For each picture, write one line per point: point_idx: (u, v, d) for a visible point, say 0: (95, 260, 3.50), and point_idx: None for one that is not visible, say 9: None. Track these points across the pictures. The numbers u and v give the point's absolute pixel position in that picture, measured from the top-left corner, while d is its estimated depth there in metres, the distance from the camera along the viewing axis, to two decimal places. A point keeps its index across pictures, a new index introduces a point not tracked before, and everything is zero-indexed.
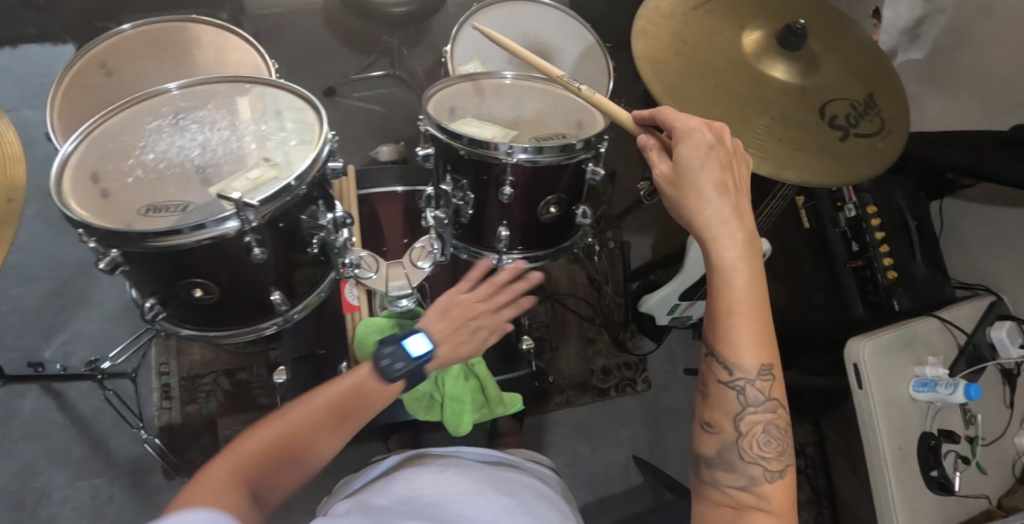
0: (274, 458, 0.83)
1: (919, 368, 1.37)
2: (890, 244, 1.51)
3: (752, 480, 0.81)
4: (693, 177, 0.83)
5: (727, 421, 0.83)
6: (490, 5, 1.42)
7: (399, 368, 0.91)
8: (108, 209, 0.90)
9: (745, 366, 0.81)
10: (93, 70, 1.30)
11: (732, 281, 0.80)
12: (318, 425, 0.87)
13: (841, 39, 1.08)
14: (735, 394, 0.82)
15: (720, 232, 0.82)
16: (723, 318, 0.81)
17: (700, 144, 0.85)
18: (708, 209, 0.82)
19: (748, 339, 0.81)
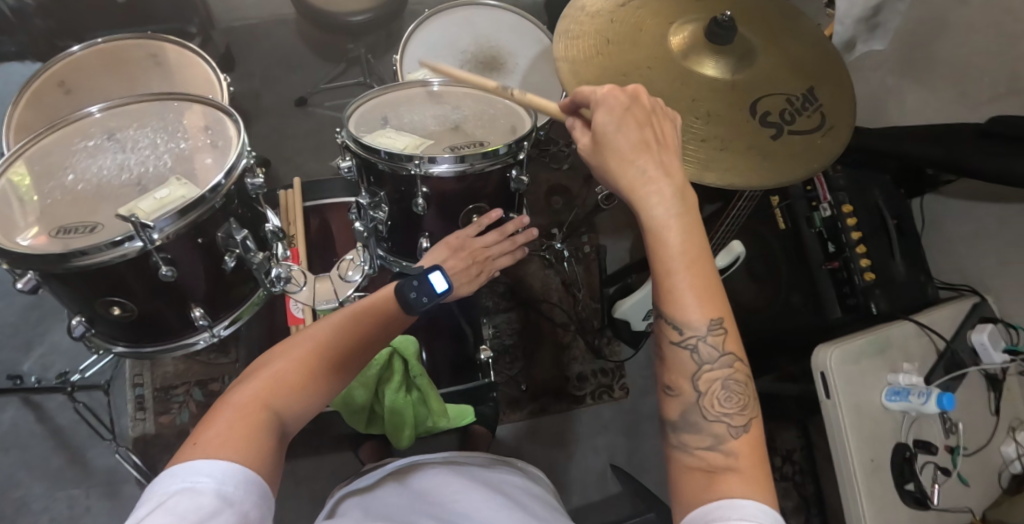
0: (312, 372, 0.82)
1: (892, 376, 1.31)
2: (867, 245, 1.44)
3: (717, 439, 0.73)
4: (607, 140, 0.75)
5: (686, 381, 0.75)
6: (440, 13, 1.42)
7: (424, 302, 1.00)
8: (26, 233, 0.91)
9: (694, 322, 0.73)
10: (51, 88, 1.32)
11: (665, 242, 0.72)
12: (341, 342, 0.88)
13: (781, 30, 1.04)
14: (687, 354, 0.73)
15: (643, 192, 0.74)
16: (662, 279, 0.73)
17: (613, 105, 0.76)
18: (629, 171, 0.74)
19: (691, 295, 0.73)
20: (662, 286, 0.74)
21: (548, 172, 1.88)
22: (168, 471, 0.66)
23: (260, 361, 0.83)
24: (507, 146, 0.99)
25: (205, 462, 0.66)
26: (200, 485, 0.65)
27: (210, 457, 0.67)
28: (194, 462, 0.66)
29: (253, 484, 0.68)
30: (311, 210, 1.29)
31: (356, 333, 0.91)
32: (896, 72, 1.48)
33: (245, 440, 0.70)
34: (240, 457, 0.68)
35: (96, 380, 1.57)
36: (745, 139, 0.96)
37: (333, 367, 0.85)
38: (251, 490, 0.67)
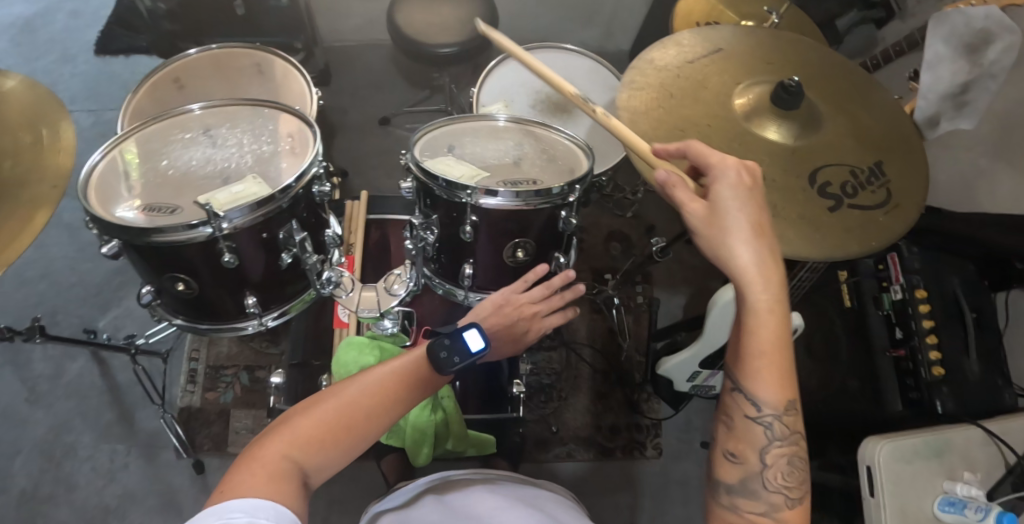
0: (333, 435, 0.81)
1: (950, 483, 1.19)
2: (939, 335, 1.33)
3: (772, 507, 0.74)
4: (729, 217, 0.75)
5: (753, 452, 0.74)
6: (520, 53, 1.48)
7: (456, 362, 0.93)
8: (117, 208, 0.98)
9: (773, 401, 0.73)
10: (165, 81, 1.45)
11: (762, 326, 0.72)
12: (369, 406, 0.86)
13: (855, 102, 1.02)
14: (763, 431, 0.73)
15: (754, 277, 0.73)
16: (756, 354, 0.73)
17: (734, 185, 0.77)
18: (740, 253, 0.74)
19: (773, 373, 0.73)
20: (745, 360, 0.74)
21: (611, 218, 1.88)
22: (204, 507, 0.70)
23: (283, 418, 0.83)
24: (560, 187, 0.99)
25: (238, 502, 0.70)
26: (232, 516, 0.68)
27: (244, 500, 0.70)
28: (228, 505, 0.69)
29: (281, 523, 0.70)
30: (373, 222, 1.32)
31: (394, 394, 0.88)
32: (992, 154, 1.39)
33: (278, 485, 0.73)
34: (275, 498, 0.72)
35: (158, 348, 1.67)
36: (799, 208, 0.92)
37: (369, 423, 0.85)
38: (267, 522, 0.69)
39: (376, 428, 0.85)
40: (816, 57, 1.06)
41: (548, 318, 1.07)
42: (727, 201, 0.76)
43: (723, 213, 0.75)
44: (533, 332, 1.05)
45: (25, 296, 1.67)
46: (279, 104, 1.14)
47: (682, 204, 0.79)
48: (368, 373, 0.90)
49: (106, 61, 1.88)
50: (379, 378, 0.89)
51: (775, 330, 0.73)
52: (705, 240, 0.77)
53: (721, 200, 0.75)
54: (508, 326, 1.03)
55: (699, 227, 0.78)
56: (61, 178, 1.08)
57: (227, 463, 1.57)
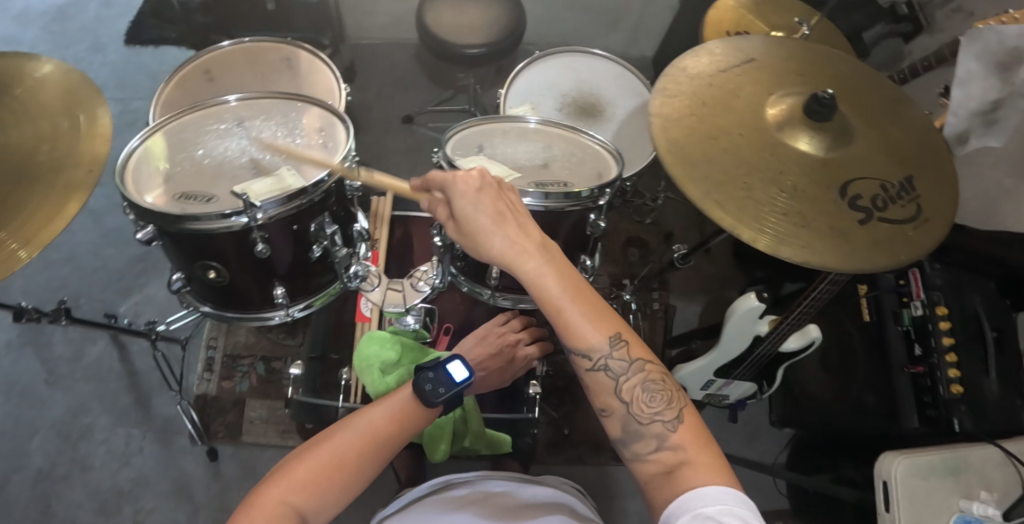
0: (329, 480, 0.89)
1: (966, 502, 1.18)
2: (958, 354, 1.33)
3: (659, 438, 0.78)
4: (473, 224, 0.85)
5: (613, 398, 0.82)
6: (547, 56, 1.49)
7: (440, 393, 0.99)
8: (154, 194, 1.00)
9: (596, 345, 0.81)
10: (196, 73, 1.47)
11: (542, 293, 0.81)
12: (357, 448, 0.93)
13: (886, 116, 1.02)
14: (602, 376, 0.81)
15: (512, 256, 0.82)
16: (555, 317, 0.81)
17: (470, 190, 0.86)
18: (494, 246, 0.84)
19: (585, 323, 0.81)
20: (560, 326, 0.82)
21: (629, 223, 1.88)
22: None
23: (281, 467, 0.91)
24: (589, 190, 1.00)
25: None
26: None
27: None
28: None
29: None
30: (397, 219, 1.34)
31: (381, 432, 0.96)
32: None
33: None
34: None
35: (177, 335, 1.68)
36: (830, 219, 0.92)
37: (364, 462, 0.93)
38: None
39: (369, 466, 0.94)
40: (848, 70, 1.07)
41: (529, 346, 1.23)
42: (465, 206, 0.86)
43: (466, 220, 0.85)
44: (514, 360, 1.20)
45: (49, 279, 1.69)
46: (313, 99, 1.15)
47: (442, 220, 0.90)
48: (355, 419, 0.97)
49: (136, 51, 1.90)
50: (369, 421, 0.97)
51: (559, 287, 0.81)
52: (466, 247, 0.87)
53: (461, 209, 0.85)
54: (492, 356, 1.19)
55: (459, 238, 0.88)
56: (96, 163, 1.09)
57: (239, 452, 1.58)
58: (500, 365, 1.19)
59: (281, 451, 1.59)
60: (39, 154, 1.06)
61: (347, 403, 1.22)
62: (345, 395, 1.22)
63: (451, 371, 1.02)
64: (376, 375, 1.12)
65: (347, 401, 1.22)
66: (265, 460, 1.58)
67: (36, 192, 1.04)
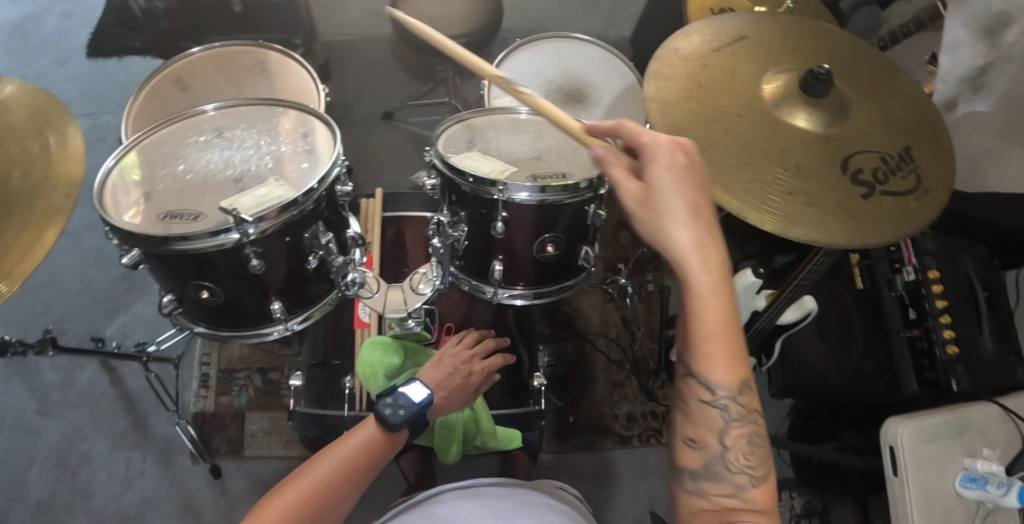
0: (298, 512, 0.89)
1: (970, 460, 1.21)
2: (952, 315, 1.36)
3: (738, 489, 0.74)
4: (662, 202, 0.76)
5: (711, 434, 0.76)
6: (529, 44, 1.46)
7: (400, 414, 1.02)
8: (134, 214, 0.96)
9: (727, 382, 0.75)
10: (168, 82, 1.41)
11: (704, 302, 0.74)
12: (329, 477, 0.94)
13: (878, 87, 1.02)
14: (717, 412, 0.75)
15: (691, 256, 0.75)
16: (700, 336, 0.75)
17: (669, 165, 0.78)
18: (675, 236, 0.75)
19: (720, 354, 0.75)
20: (697, 342, 0.75)
21: (619, 206, 1.87)
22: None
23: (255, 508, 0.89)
24: (588, 181, 0.98)
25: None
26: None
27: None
28: None
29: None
30: (389, 220, 1.30)
31: (351, 464, 0.97)
32: None
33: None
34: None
35: (168, 353, 1.64)
36: (833, 196, 0.92)
37: (336, 496, 0.93)
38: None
39: (342, 496, 0.94)
40: (838, 42, 1.06)
41: (485, 360, 1.19)
42: (661, 184, 0.77)
43: (658, 197, 0.76)
44: (474, 376, 1.15)
45: (30, 306, 1.64)
46: (292, 103, 1.11)
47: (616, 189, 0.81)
48: (332, 451, 0.98)
49: (99, 62, 1.84)
50: (344, 451, 0.98)
51: (719, 309, 0.74)
52: (640, 224, 0.78)
53: (656, 180, 0.76)
54: (450, 375, 1.13)
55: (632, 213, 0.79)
56: (73, 186, 1.05)
57: (245, 466, 1.56)
58: (459, 382, 1.14)
59: (287, 462, 1.57)
60: (11, 182, 1.01)
61: (353, 412, 1.23)
62: (350, 403, 1.23)
63: (409, 393, 1.05)
64: (382, 379, 1.14)
65: (353, 410, 1.22)
66: (271, 472, 1.56)
67: (12, 222, 0.99)
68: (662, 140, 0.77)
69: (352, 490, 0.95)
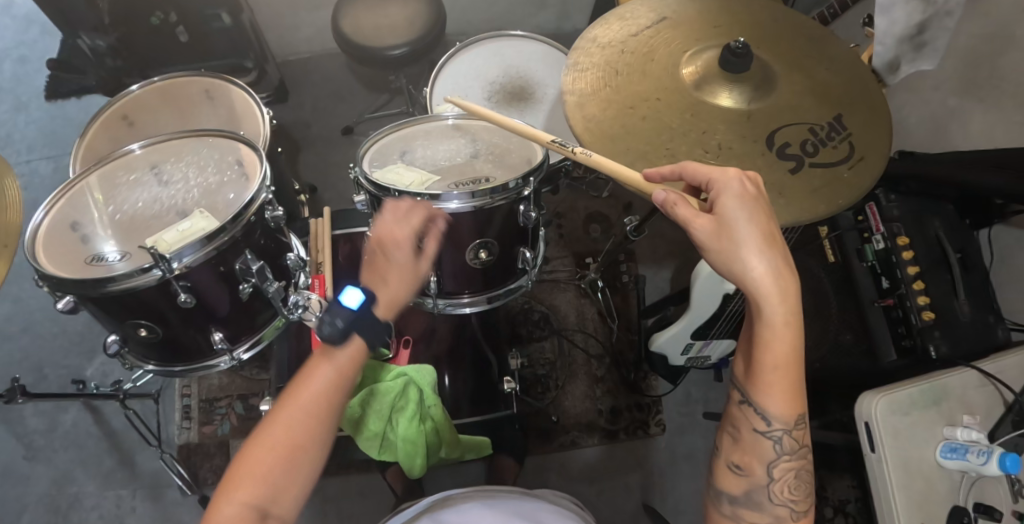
0: (278, 465, 0.75)
1: (950, 429, 1.14)
2: (925, 280, 1.32)
3: (775, 520, 0.77)
4: (739, 230, 0.73)
5: (759, 464, 0.78)
6: (470, 46, 1.45)
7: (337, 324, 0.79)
8: (66, 262, 0.98)
9: (783, 417, 0.75)
10: (115, 121, 1.41)
11: (777, 341, 0.72)
12: (298, 425, 0.77)
13: (806, 57, 1.00)
14: (770, 445, 0.76)
15: (767, 290, 0.72)
16: (766, 371, 0.74)
17: (742, 196, 0.74)
18: (748, 268, 0.72)
19: (784, 391, 0.74)
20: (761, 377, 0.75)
21: (587, 200, 1.85)
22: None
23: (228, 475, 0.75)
24: (515, 181, 0.96)
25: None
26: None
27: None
28: None
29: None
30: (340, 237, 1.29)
31: (323, 400, 0.78)
32: (960, 92, 1.35)
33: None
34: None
35: (149, 388, 1.65)
36: (761, 174, 0.91)
37: (321, 430, 0.77)
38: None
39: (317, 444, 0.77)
40: (762, 16, 1.05)
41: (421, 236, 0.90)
42: (737, 214, 0.73)
43: (734, 229, 0.73)
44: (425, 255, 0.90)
45: (10, 352, 1.66)
46: (218, 132, 1.12)
47: (686, 218, 0.76)
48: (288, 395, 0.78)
49: (60, 106, 1.86)
50: (303, 395, 0.78)
51: (787, 346, 0.73)
52: (713, 255, 0.74)
53: (729, 211, 0.72)
54: (378, 257, 0.86)
55: (703, 243, 0.75)
56: (10, 238, 1.05)
57: None
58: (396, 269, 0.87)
59: None
60: None
61: None
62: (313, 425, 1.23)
63: (344, 301, 0.82)
64: None
65: None
66: None
67: None
68: (730, 174, 0.74)
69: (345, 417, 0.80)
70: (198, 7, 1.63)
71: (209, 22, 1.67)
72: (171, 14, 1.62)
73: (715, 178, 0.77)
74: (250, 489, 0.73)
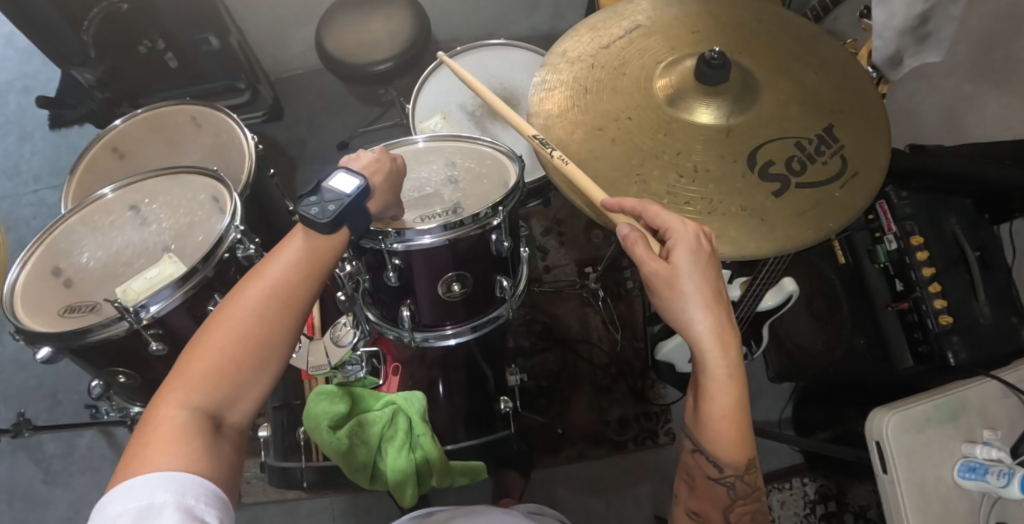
0: (238, 365, 0.71)
1: (968, 447, 1.06)
2: (941, 282, 1.20)
3: None
4: (687, 283, 0.76)
5: (715, 509, 0.83)
6: (452, 58, 1.41)
7: (329, 209, 0.81)
8: (45, 313, 0.98)
9: (734, 464, 0.79)
10: (105, 153, 1.41)
11: (721, 394, 0.76)
12: (263, 309, 0.74)
13: (791, 60, 0.94)
14: (724, 491, 0.80)
15: (709, 344, 0.76)
16: (712, 420, 0.77)
17: (693, 247, 0.78)
18: (695, 319, 0.76)
19: (732, 441, 0.78)
20: (708, 426, 0.78)
21: None
22: (111, 495, 0.62)
23: (179, 363, 0.71)
24: (484, 211, 0.95)
25: (160, 479, 0.63)
26: (158, 501, 0.62)
27: (162, 471, 0.64)
28: (147, 478, 0.63)
29: (215, 495, 0.65)
30: None
31: (285, 298, 0.76)
32: (974, 77, 1.25)
33: (189, 444, 0.67)
34: (193, 469, 0.66)
35: None
36: (737, 197, 0.88)
37: (282, 329, 0.74)
38: (215, 506, 0.65)
39: (280, 333, 0.74)
40: (746, 18, 0.99)
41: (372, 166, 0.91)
42: (689, 265, 0.77)
43: (681, 281, 0.77)
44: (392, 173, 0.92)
45: (26, 379, 1.70)
46: (190, 170, 1.12)
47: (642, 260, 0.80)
48: (258, 278, 0.76)
49: (64, 134, 1.89)
50: (273, 279, 0.76)
51: (732, 397, 0.76)
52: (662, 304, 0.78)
53: (680, 262, 0.77)
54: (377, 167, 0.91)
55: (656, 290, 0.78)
56: None
57: (242, 515, 1.56)
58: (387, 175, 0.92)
59: (283, 505, 1.57)
60: None
61: (309, 463, 1.22)
62: (305, 454, 1.22)
63: (337, 186, 0.84)
64: (326, 434, 1.09)
65: (309, 461, 1.22)
66: (269, 516, 1.56)
67: None
68: (681, 225, 0.78)
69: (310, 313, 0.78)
70: (186, 33, 1.65)
71: (198, 46, 1.69)
72: (159, 41, 1.64)
73: (670, 227, 0.80)
74: (202, 388, 0.69)
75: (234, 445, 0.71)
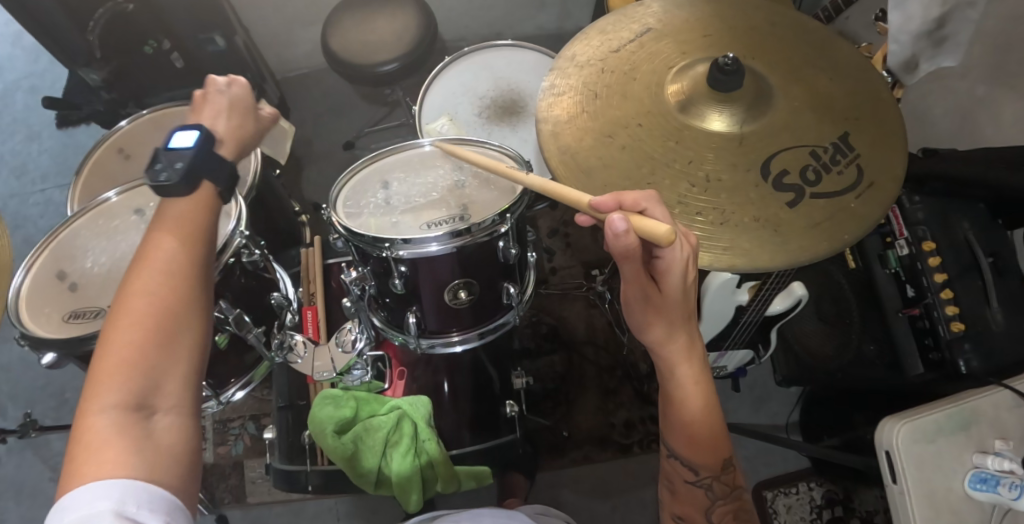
0: (153, 353, 0.69)
1: (980, 457, 1.04)
2: (954, 289, 1.18)
3: None
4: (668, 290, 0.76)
5: (699, 513, 0.82)
6: (460, 59, 1.39)
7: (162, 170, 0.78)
8: (49, 319, 0.98)
9: (709, 467, 0.80)
10: (110, 154, 1.40)
11: (690, 397, 0.78)
12: (160, 289, 0.71)
13: (805, 66, 0.93)
14: (701, 493, 0.81)
15: (676, 351, 0.78)
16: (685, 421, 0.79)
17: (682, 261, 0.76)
18: (663, 327, 0.78)
19: (702, 444, 0.80)
20: (680, 428, 0.80)
21: None
22: (55, 509, 0.60)
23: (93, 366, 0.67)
24: (489, 219, 0.94)
25: (100, 488, 0.61)
26: (96, 510, 0.60)
27: (100, 480, 0.62)
28: (87, 488, 0.61)
29: (156, 497, 0.63)
30: (331, 268, 1.29)
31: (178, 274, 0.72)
32: (989, 79, 1.23)
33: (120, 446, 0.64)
34: (131, 474, 0.63)
35: None
36: (752, 207, 0.86)
37: (184, 305, 0.71)
38: (158, 510, 0.63)
39: (181, 309, 0.71)
40: (759, 22, 0.97)
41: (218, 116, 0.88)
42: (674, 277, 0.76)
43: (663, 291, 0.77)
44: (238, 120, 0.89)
45: (34, 378, 1.71)
46: None
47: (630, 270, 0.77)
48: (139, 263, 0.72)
49: (70, 133, 1.88)
50: (157, 258, 0.72)
51: (701, 401, 0.79)
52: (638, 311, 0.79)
53: (671, 274, 0.75)
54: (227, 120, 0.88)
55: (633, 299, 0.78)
56: None
57: (248, 515, 1.56)
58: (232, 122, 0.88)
59: (288, 505, 1.57)
60: None
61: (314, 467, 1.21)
62: (311, 457, 1.22)
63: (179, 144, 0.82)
64: (329, 439, 1.11)
65: (313, 465, 1.21)
66: (274, 516, 1.56)
67: None
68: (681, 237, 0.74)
69: (207, 289, 0.76)
70: (191, 33, 1.64)
71: (203, 46, 1.68)
72: (164, 41, 1.63)
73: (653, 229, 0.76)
74: (116, 380, 0.66)
75: (172, 432, 0.68)
